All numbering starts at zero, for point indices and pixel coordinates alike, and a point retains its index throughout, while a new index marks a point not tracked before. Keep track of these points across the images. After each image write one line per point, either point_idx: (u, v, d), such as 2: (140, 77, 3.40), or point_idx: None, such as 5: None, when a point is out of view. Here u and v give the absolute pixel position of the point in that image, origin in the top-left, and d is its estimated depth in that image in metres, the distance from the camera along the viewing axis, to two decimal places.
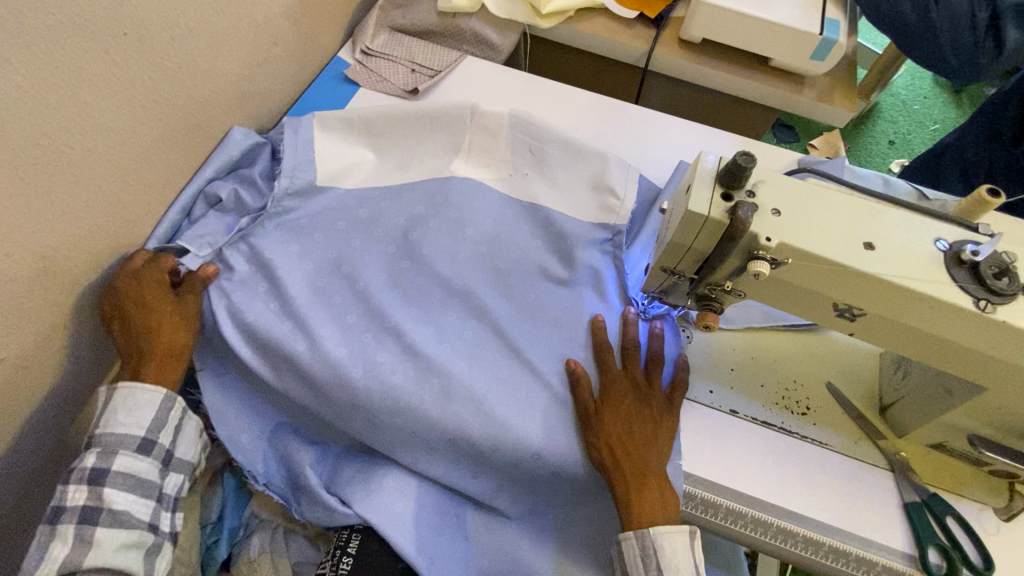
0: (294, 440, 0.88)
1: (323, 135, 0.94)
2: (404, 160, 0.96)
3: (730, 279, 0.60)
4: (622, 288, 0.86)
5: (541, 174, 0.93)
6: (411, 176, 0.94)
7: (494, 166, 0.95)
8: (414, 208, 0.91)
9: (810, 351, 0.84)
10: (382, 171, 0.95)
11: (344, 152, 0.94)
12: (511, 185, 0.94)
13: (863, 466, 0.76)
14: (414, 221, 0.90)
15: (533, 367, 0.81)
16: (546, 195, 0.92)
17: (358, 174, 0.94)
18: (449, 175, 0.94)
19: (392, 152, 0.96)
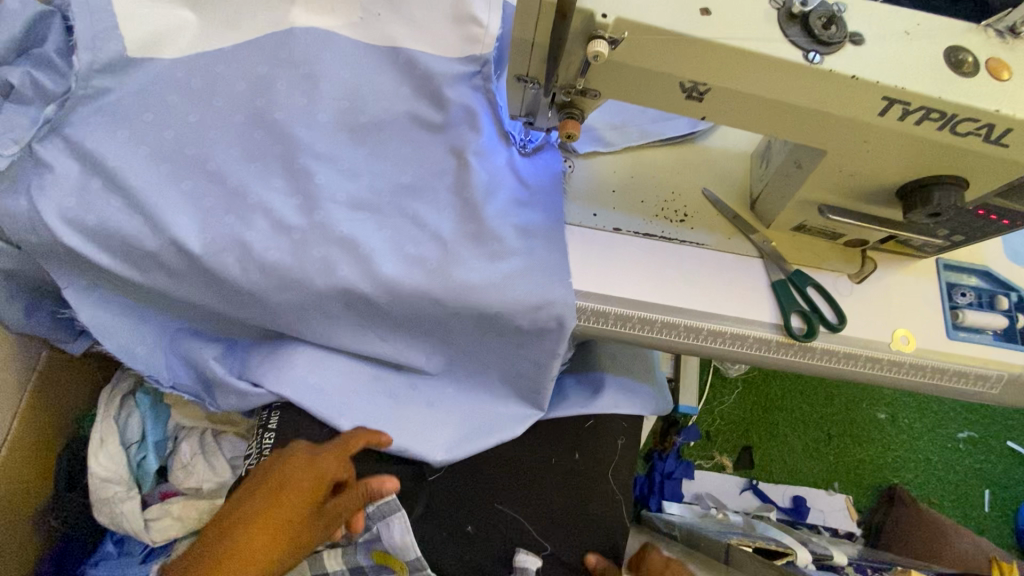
0: (190, 338, 0.84)
1: None
2: (233, 15, 0.83)
3: (579, 76, 0.58)
4: (498, 123, 0.82)
5: (394, 11, 0.84)
6: (245, 33, 0.82)
7: (339, 10, 0.84)
8: (257, 69, 0.81)
9: (687, 161, 0.86)
10: (208, 30, 0.82)
11: (155, 11, 0.80)
12: (363, 30, 0.85)
13: (736, 257, 0.82)
14: (258, 83, 0.80)
15: (418, 219, 0.78)
16: (403, 34, 0.84)
17: (181, 39, 0.81)
18: (289, 26, 0.83)
19: (215, 6, 0.82)
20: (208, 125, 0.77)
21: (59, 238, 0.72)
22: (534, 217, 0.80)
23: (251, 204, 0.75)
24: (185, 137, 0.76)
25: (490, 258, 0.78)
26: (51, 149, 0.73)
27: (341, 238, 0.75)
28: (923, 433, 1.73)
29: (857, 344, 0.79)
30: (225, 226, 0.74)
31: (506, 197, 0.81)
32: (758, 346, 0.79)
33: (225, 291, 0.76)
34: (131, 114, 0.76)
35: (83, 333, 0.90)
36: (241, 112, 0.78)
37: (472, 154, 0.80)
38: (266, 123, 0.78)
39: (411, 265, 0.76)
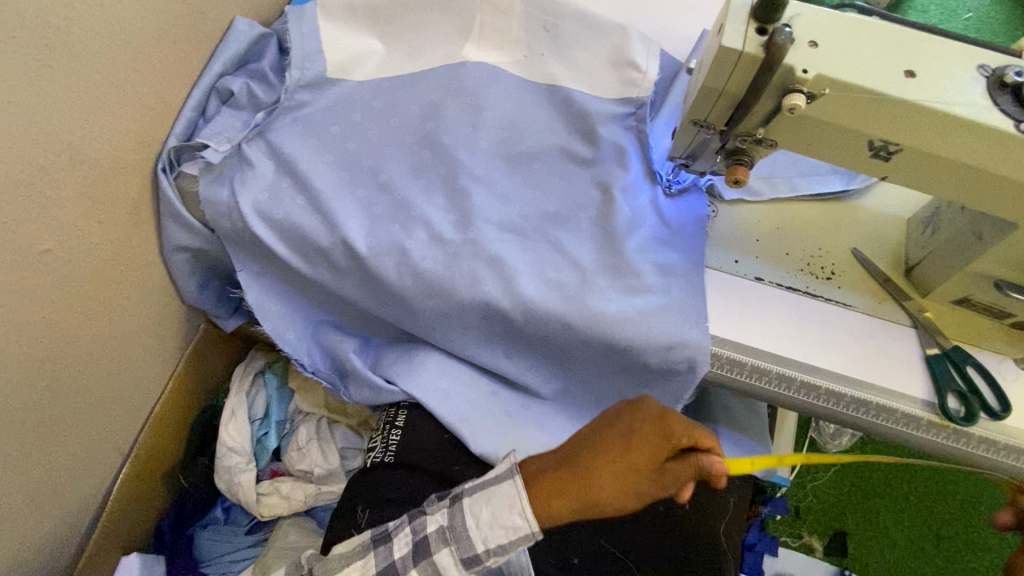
0: (333, 329, 0.91)
1: (326, 24, 0.91)
2: (414, 47, 0.92)
3: (762, 125, 0.59)
4: (646, 163, 0.85)
5: (557, 53, 0.90)
6: (422, 64, 0.91)
7: (507, 48, 0.92)
8: (430, 95, 0.89)
9: (836, 219, 0.84)
10: (391, 58, 0.92)
11: (351, 40, 0.91)
12: (527, 68, 0.91)
13: (885, 323, 0.78)
14: (430, 109, 0.88)
15: (560, 246, 0.81)
16: (564, 74, 0.89)
17: (368, 64, 0.91)
18: (461, 60, 0.91)
19: (401, 38, 0.92)
20: (383, 140, 0.86)
21: (249, 226, 0.82)
22: (674, 256, 0.81)
23: (412, 214, 0.81)
24: (363, 149, 0.85)
25: (626, 291, 0.79)
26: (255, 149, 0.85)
27: (489, 255, 0.79)
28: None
29: (1022, 437, 0.72)
30: (388, 232, 0.81)
31: (647, 234, 0.82)
32: (905, 424, 0.73)
33: (377, 291, 0.82)
34: (321, 125, 0.86)
35: (238, 312, 1.01)
36: (412, 132, 0.87)
37: (619, 190, 0.83)
38: (433, 143, 0.85)
39: (551, 288, 0.79)
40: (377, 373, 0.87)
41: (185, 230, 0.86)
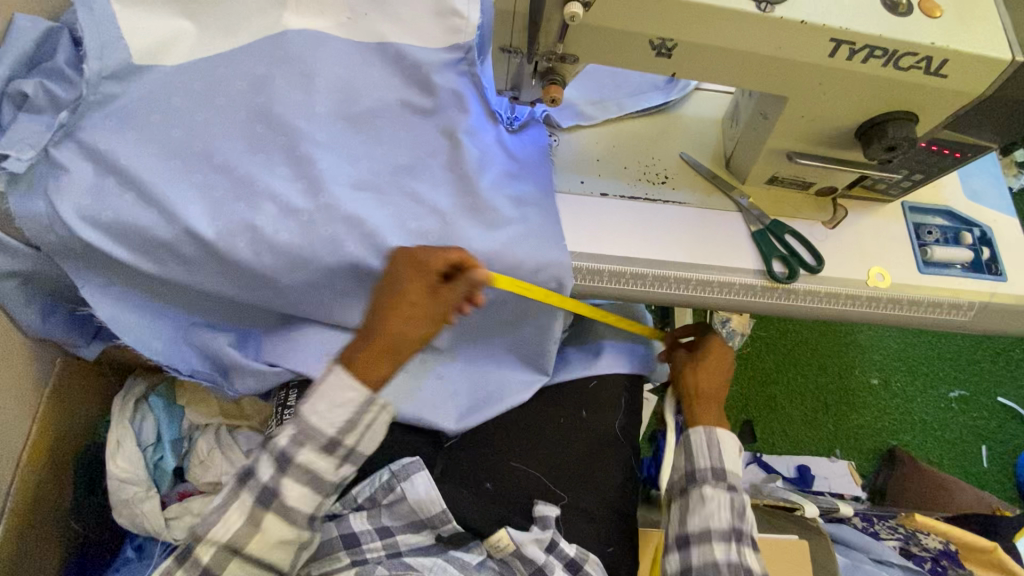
0: (203, 328, 0.86)
1: (123, 8, 0.84)
2: (228, 21, 0.88)
3: (558, 42, 0.64)
4: (484, 105, 0.88)
5: (379, 9, 0.91)
6: (241, 38, 0.88)
7: (328, 12, 0.91)
8: (255, 69, 0.86)
9: (664, 129, 0.92)
10: (206, 36, 0.88)
11: (154, 22, 0.85)
12: (352, 28, 0.91)
13: (716, 212, 0.87)
14: (257, 82, 0.85)
15: (416, 196, 0.83)
16: (390, 29, 0.90)
17: (181, 45, 0.86)
18: (283, 29, 0.89)
19: (210, 12, 0.88)
20: (213, 121, 0.82)
21: (77, 233, 0.76)
22: (525, 187, 0.85)
23: (258, 191, 0.79)
24: (192, 133, 0.81)
25: (486, 227, 0.82)
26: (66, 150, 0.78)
27: (346, 216, 0.79)
28: (917, 397, 1.78)
29: (836, 284, 0.85)
30: (235, 214, 0.78)
31: (497, 171, 0.86)
32: (744, 292, 0.84)
33: (238, 276, 0.80)
34: (139, 116, 0.81)
35: (98, 336, 0.93)
36: (243, 108, 0.83)
37: (463, 134, 0.85)
38: (266, 116, 0.83)
39: (414, 238, 0.80)
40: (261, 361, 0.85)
41: (5, 254, 0.78)
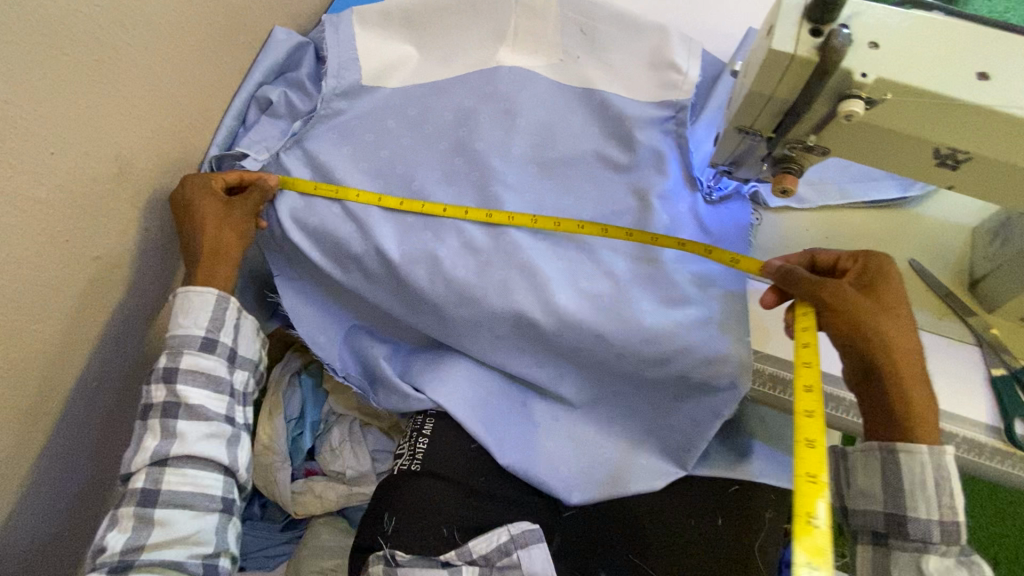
0: (363, 336, 0.92)
1: (362, 31, 0.92)
2: (448, 52, 0.92)
3: (814, 132, 0.56)
4: (685, 169, 0.81)
5: (593, 55, 0.89)
6: (456, 69, 0.91)
7: (541, 51, 0.91)
8: (463, 100, 0.88)
9: (896, 228, 0.78)
10: (425, 64, 0.92)
11: (386, 46, 0.92)
12: (561, 71, 0.90)
13: (946, 340, 0.73)
14: (463, 114, 0.87)
15: (594, 255, 0.79)
16: (602, 78, 0.88)
17: (403, 70, 0.92)
18: (496, 64, 0.90)
19: (435, 42, 0.92)
20: (417, 147, 0.86)
21: (286, 231, 0.83)
22: (713, 267, 0.78)
23: (445, 222, 0.81)
24: (396, 155, 0.85)
25: (662, 302, 0.76)
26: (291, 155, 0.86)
27: (521, 263, 0.78)
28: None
29: None
30: (419, 240, 0.81)
31: (686, 243, 0.79)
32: (968, 449, 0.68)
33: (408, 298, 0.82)
34: (355, 133, 0.87)
35: (277, 316, 1.01)
36: (445, 138, 0.86)
37: (656, 198, 0.80)
38: (465, 149, 0.85)
39: (583, 298, 0.77)
40: (407, 381, 0.87)
41: None
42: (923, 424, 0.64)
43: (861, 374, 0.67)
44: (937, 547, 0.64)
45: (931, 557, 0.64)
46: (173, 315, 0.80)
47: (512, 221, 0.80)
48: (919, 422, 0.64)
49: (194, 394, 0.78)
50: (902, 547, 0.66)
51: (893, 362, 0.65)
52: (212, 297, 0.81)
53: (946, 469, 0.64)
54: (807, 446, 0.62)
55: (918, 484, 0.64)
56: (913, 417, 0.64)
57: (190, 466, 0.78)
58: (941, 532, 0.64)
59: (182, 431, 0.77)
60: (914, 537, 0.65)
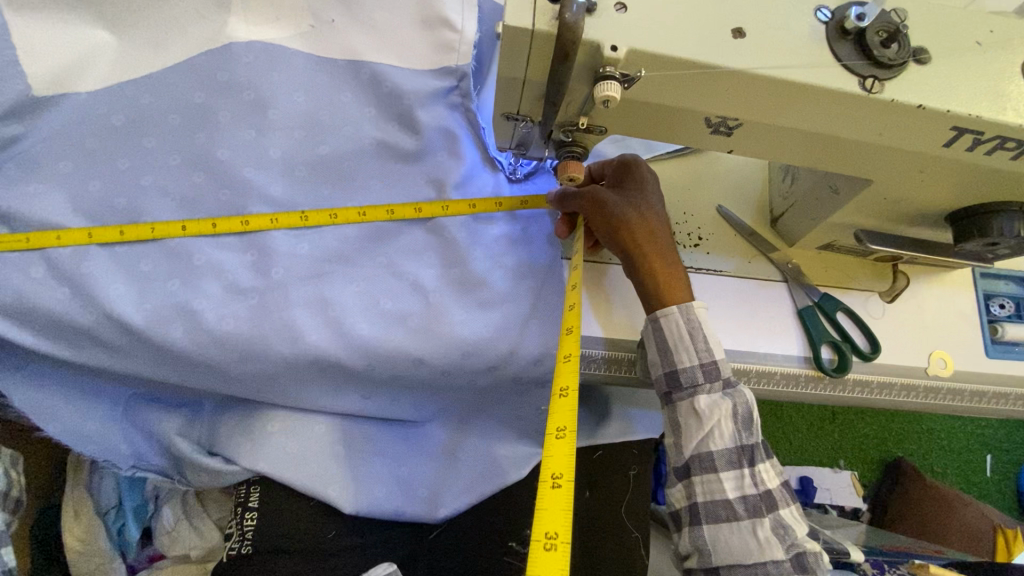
0: (147, 405, 0.72)
1: (19, 18, 0.66)
2: (159, 34, 0.70)
3: (582, 114, 0.47)
4: (481, 149, 0.73)
5: (354, 18, 0.72)
6: (174, 55, 0.69)
7: (284, 19, 0.71)
8: (192, 97, 0.68)
9: (700, 176, 0.77)
10: (131, 54, 0.69)
11: (62, 36, 0.67)
12: (316, 41, 0.72)
13: (757, 282, 0.73)
14: (196, 115, 0.68)
15: (397, 268, 0.68)
16: (370, 47, 0.71)
17: (98, 68, 0.68)
18: (227, 41, 0.69)
19: (136, 23, 0.69)
20: (142, 172, 0.66)
21: None
22: (530, 256, 0.71)
23: (204, 265, 0.65)
24: (114, 189, 0.65)
25: (480, 306, 0.68)
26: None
27: (312, 297, 0.65)
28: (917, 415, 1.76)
29: (894, 373, 0.72)
30: (172, 296, 0.63)
31: (496, 234, 0.71)
32: (785, 382, 0.71)
33: (176, 370, 0.65)
34: (44, 166, 0.64)
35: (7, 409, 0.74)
36: (179, 154, 0.67)
37: (455, 192, 0.71)
38: (210, 165, 0.67)
39: (393, 322, 0.66)
40: (218, 454, 0.72)
41: None
42: (667, 291, 0.63)
43: (611, 243, 0.65)
44: (703, 386, 0.61)
45: (701, 396, 0.61)
46: None
47: (275, 222, 0.67)
48: (666, 289, 0.63)
49: None
50: (681, 398, 0.62)
51: (635, 236, 0.63)
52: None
53: (696, 316, 0.62)
54: (559, 398, 0.55)
55: (680, 337, 0.62)
56: (658, 288, 0.63)
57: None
58: (704, 373, 0.61)
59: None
60: (686, 387, 0.62)
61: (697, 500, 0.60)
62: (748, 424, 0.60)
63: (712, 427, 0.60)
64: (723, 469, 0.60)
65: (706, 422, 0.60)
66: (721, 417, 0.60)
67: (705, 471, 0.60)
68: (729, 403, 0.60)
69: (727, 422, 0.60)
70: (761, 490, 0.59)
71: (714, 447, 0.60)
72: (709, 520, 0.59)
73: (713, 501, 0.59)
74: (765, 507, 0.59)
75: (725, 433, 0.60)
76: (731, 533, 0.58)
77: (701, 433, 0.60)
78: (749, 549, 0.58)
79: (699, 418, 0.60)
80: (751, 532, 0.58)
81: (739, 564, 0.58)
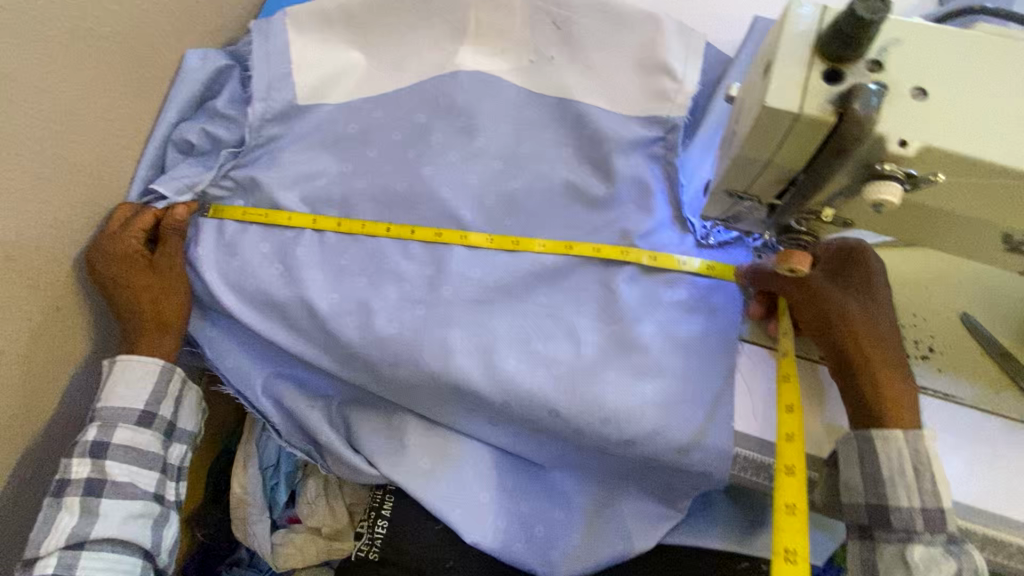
0: (286, 386, 0.75)
1: (299, 40, 0.77)
2: (400, 57, 0.77)
3: (830, 206, 0.41)
4: (674, 206, 0.68)
5: (571, 57, 0.73)
6: (408, 76, 0.76)
7: (507, 51, 0.75)
8: (415, 115, 0.74)
9: (936, 272, 0.63)
10: (375, 73, 0.77)
11: (326, 56, 0.76)
12: (532, 75, 0.74)
13: (1002, 422, 0.58)
14: (415, 133, 0.74)
15: (561, 314, 0.65)
16: (580, 84, 0.72)
17: (349, 82, 0.76)
18: (454, 69, 0.75)
19: (386, 46, 0.77)
20: (359, 175, 0.74)
21: (211, 284, 0.70)
22: (707, 329, 0.62)
23: (394, 275, 0.69)
24: (337, 195, 0.73)
25: (634, 372, 0.61)
26: (224, 197, 0.75)
27: (471, 319, 0.64)
28: None
29: None
30: (356, 291, 0.68)
31: (669, 300, 0.64)
32: None
33: (347, 368, 0.68)
34: (292, 167, 0.74)
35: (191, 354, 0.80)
36: (391, 167, 0.73)
37: (641, 244, 0.66)
38: (417, 182, 0.72)
39: (539, 367, 0.62)
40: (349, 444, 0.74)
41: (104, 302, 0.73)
42: (892, 408, 0.51)
43: (820, 334, 0.55)
44: (922, 535, 0.49)
45: (915, 547, 0.49)
46: (108, 387, 0.67)
47: (463, 238, 0.70)
48: (890, 406, 0.51)
49: (121, 471, 0.66)
50: (884, 539, 0.50)
51: (858, 336, 0.53)
52: (157, 369, 0.69)
53: (925, 453, 0.49)
54: (786, 514, 0.51)
55: (901, 472, 0.50)
56: (879, 402, 0.51)
57: (107, 549, 0.65)
58: (925, 521, 0.49)
59: (105, 512, 0.64)
60: (897, 530, 0.49)
61: None
62: None
63: None
64: None
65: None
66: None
67: None
68: (954, 565, 0.47)
69: None
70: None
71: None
72: None
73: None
74: None
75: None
76: None
77: None
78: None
79: (908, 571, 0.48)
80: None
81: None
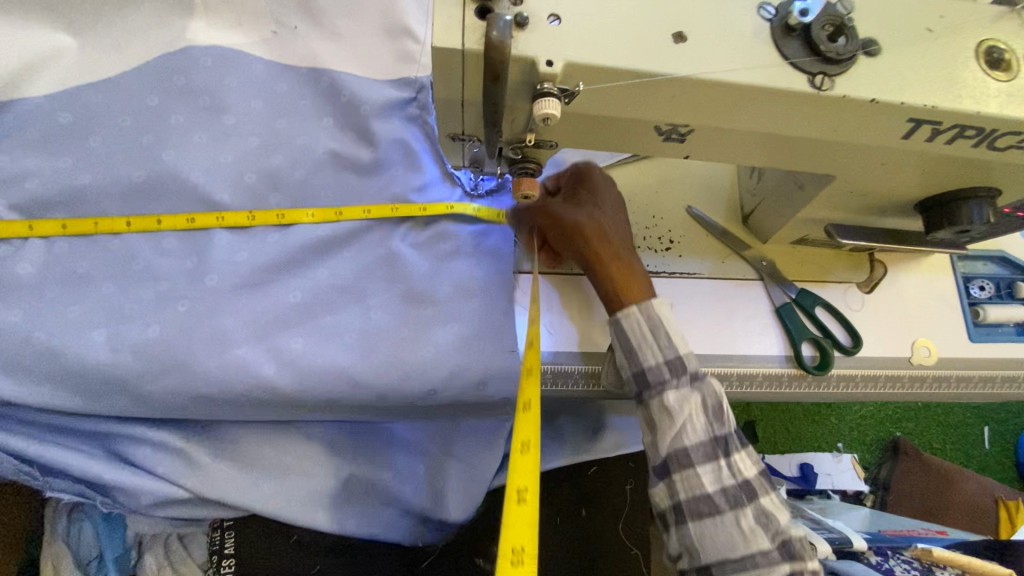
0: (15, 436, 0.62)
1: None
2: (121, 38, 0.69)
3: (528, 132, 0.46)
4: (440, 163, 0.71)
5: (315, 23, 0.71)
6: (134, 55, 0.68)
7: (247, 25, 0.71)
8: (145, 97, 0.67)
9: (665, 178, 0.76)
10: (91, 56, 0.68)
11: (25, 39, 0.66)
12: (277, 46, 0.71)
13: (733, 283, 0.72)
14: (148, 115, 0.66)
15: (353, 288, 0.65)
16: (328, 52, 0.71)
17: (59, 69, 0.66)
18: (187, 45, 0.69)
19: (102, 29, 0.68)
20: (82, 169, 0.64)
21: None
22: (494, 271, 0.67)
23: (154, 283, 0.62)
24: (58, 198, 0.63)
25: (424, 323, 0.64)
26: None
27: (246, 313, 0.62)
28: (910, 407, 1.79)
29: (876, 365, 0.71)
30: (106, 299, 0.61)
31: (451, 251, 0.67)
32: (768, 384, 0.70)
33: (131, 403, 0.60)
34: None
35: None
36: (125, 155, 0.65)
37: (415, 200, 0.69)
38: (156, 168, 0.64)
39: (329, 341, 0.62)
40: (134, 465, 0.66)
41: None
42: (627, 288, 0.60)
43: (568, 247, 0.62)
44: (671, 382, 0.57)
45: (669, 393, 0.57)
46: None
47: (212, 223, 0.65)
48: (623, 293, 0.60)
49: None
50: (651, 396, 0.58)
51: (589, 238, 0.60)
52: None
53: (661, 311, 0.59)
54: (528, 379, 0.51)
55: (648, 330, 0.58)
56: (617, 285, 0.60)
57: None
58: (671, 369, 0.57)
59: None
60: (654, 385, 0.58)
61: (680, 499, 0.56)
62: (720, 414, 0.57)
63: (685, 422, 0.56)
64: (701, 463, 0.56)
65: (679, 418, 0.56)
66: (692, 410, 0.57)
67: (684, 468, 0.56)
68: (698, 395, 0.57)
69: (699, 416, 0.57)
70: (741, 480, 0.56)
71: (689, 442, 0.56)
72: (693, 517, 0.56)
73: (695, 497, 0.56)
74: (746, 497, 0.56)
75: (698, 428, 0.56)
76: (716, 529, 0.55)
77: (675, 429, 0.56)
78: (733, 542, 0.55)
79: (670, 415, 0.56)
80: (735, 524, 0.55)
81: (725, 559, 0.55)
